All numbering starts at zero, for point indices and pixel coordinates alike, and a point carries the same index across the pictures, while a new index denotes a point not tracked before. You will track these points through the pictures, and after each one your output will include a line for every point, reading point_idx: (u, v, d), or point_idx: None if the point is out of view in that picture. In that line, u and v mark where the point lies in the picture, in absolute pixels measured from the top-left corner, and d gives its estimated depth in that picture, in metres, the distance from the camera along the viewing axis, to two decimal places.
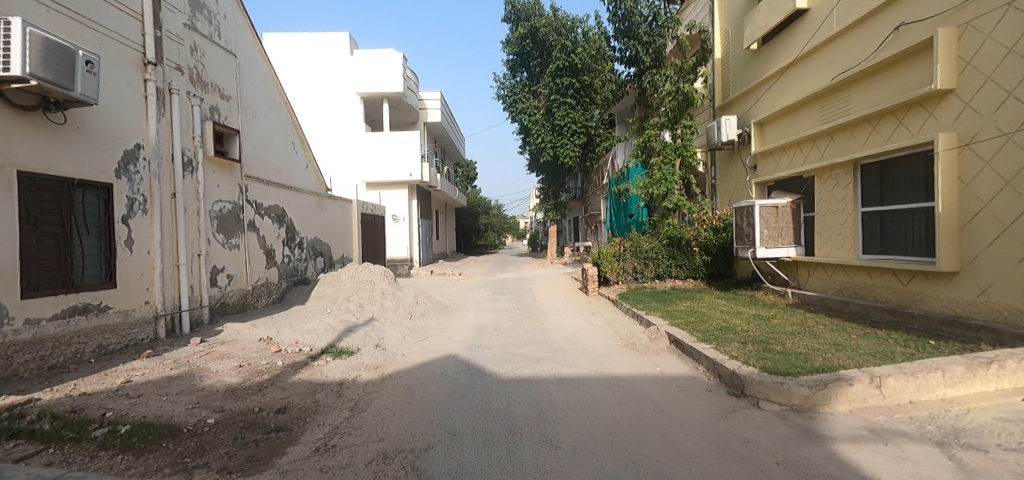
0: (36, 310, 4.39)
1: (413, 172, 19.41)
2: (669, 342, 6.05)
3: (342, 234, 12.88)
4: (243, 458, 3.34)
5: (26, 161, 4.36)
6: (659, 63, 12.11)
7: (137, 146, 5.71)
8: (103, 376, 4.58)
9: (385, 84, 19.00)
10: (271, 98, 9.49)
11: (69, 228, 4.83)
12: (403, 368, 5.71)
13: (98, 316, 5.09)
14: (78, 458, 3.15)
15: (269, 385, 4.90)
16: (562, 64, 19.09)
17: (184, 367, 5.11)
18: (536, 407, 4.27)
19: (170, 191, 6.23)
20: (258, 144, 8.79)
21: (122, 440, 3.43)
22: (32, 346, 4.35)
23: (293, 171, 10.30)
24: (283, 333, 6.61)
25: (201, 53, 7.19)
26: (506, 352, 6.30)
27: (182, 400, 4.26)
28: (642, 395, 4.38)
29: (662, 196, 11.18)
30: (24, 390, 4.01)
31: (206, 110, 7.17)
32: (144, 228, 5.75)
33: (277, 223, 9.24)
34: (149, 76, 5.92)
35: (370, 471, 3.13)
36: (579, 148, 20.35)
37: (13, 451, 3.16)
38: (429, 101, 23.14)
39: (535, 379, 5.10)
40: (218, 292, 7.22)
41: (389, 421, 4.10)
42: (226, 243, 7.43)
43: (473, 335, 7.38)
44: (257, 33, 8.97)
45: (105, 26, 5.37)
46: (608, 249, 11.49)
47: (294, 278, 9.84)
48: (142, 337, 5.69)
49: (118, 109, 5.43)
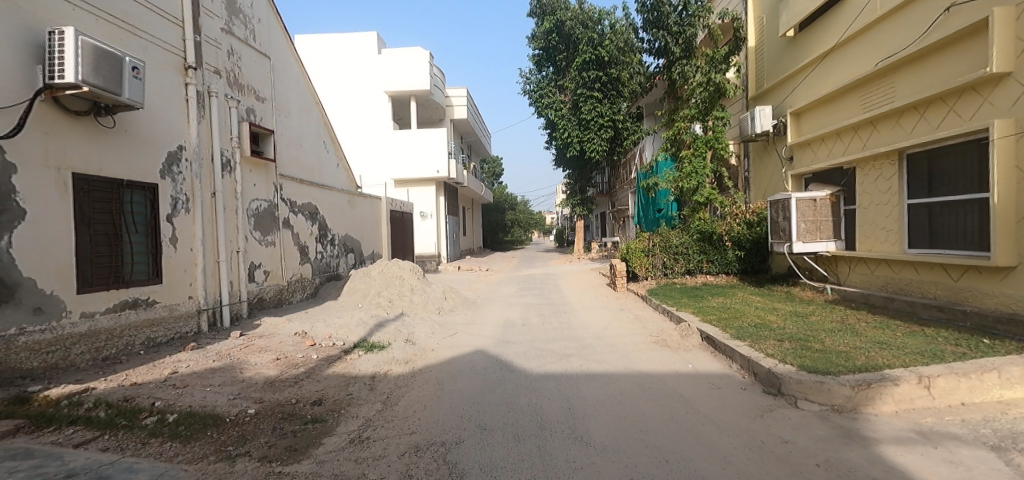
0: (91, 305, 4.66)
1: (440, 169, 19.60)
2: (701, 339, 5.93)
3: (371, 230, 13.12)
4: (282, 448, 3.47)
5: (79, 164, 4.61)
6: (689, 54, 11.65)
7: (179, 148, 5.94)
8: (152, 367, 4.82)
9: (411, 82, 19.19)
10: (304, 98, 9.73)
11: (120, 226, 5.09)
12: (433, 363, 5.79)
13: (147, 310, 5.35)
14: (131, 445, 3.36)
15: (305, 378, 5.06)
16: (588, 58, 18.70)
17: (225, 360, 5.31)
18: (565, 403, 4.26)
19: (210, 190, 6.47)
20: (292, 143, 9.04)
21: (169, 428, 3.61)
22: (88, 338, 4.62)
23: (324, 169, 10.52)
24: (317, 328, 6.80)
25: (237, 56, 7.42)
26: (534, 347, 6.31)
27: (224, 391, 4.44)
28: (674, 393, 4.30)
29: (693, 190, 10.90)
30: (81, 380, 4.26)
31: (242, 111, 7.41)
32: (186, 226, 6.00)
33: (310, 220, 9.49)
34: (190, 80, 6.15)
35: (403, 464, 3.20)
36: (606, 142, 20.09)
37: (73, 437, 3.39)
38: (455, 98, 23.30)
39: (563, 376, 5.08)
40: (256, 287, 7.48)
41: (420, 414, 4.18)
42: (263, 240, 7.70)
43: (500, 330, 7.42)
44: (290, 35, 9.20)
45: (148, 33, 5.60)
46: (637, 244, 11.29)
47: (326, 274, 10.10)
48: (186, 330, 5.95)
49: (162, 112, 5.68)
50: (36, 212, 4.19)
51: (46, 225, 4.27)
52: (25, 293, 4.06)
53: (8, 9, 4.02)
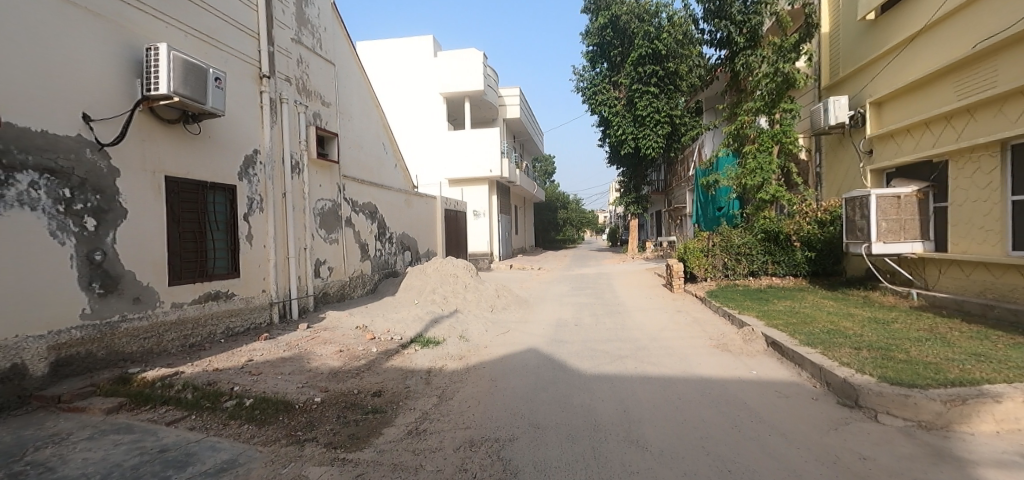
0: (179, 296, 5.13)
1: (492, 168, 19.84)
2: (766, 344, 5.63)
3: (427, 229, 13.51)
4: (346, 436, 3.66)
5: (171, 167, 5.06)
6: (755, 44, 11.05)
7: (255, 151, 6.39)
8: (230, 354, 5.22)
9: (465, 83, 19.53)
10: (365, 102, 10.15)
11: (204, 224, 5.55)
12: (487, 360, 5.87)
13: (227, 301, 5.81)
14: (214, 426, 3.67)
15: (366, 370, 5.29)
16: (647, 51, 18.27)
17: (294, 350, 5.66)
18: (620, 405, 4.18)
19: (281, 191, 6.91)
20: (354, 146, 9.46)
21: (246, 412, 3.91)
22: (178, 326, 5.09)
23: (383, 170, 10.91)
24: (376, 322, 7.09)
25: (306, 64, 7.87)
26: (587, 347, 6.24)
27: (293, 380, 4.74)
28: (737, 400, 4.10)
29: (757, 187, 10.36)
30: (172, 364, 4.70)
31: (310, 116, 7.85)
32: (261, 225, 6.45)
33: (370, 219, 9.90)
34: (264, 88, 6.59)
35: (458, 457, 3.27)
36: (662, 138, 19.51)
37: (165, 416, 3.75)
38: (507, 98, 23.46)
39: (618, 377, 4.98)
40: (321, 282, 7.91)
41: (474, 409, 4.26)
42: (327, 238, 8.13)
43: (553, 329, 7.40)
44: (352, 42, 9.63)
45: (229, 45, 6.06)
46: (695, 244, 10.95)
47: (385, 270, 10.50)
48: (260, 321, 6.39)
49: (240, 119, 6.14)
50: (135, 212, 4.65)
51: (143, 223, 4.73)
52: (127, 284, 4.53)
53: (113, 29, 4.51)
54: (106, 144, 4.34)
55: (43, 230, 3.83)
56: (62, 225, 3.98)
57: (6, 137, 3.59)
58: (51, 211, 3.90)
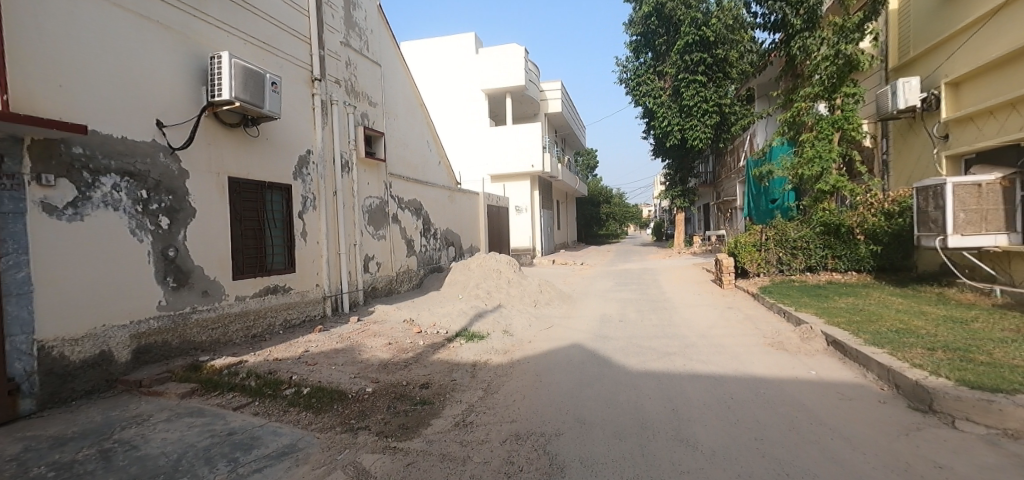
0: (242, 289, 5.46)
1: (534, 163, 19.75)
2: (826, 343, 5.33)
3: (470, 225, 13.68)
4: (396, 425, 3.78)
5: (233, 169, 5.39)
6: (813, 25, 10.24)
7: (307, 152, 6.68)
8: (289, 345, 5.51)
9: (506, 79, 19.55)
10: (410, 101, 10.36)
11: (263, 222, 5.87)
12: (531, 355, 5.88)
13: (284, 295, 6.13)
14: (275, 412, 3.91)
15: (414, 362, 5.43)
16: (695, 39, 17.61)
17: (346, 342, 5.90)
18: (669, 404, 4.08)
19: (332, 189, 7.19)
20: (399, 144, 9.70)
21: (304, 399, 4.12)
22: (241, 318, 5.43)
23: (427, 167, 11.10)
24: (423, 316, 7.27)
25: (354, 67, 8.13)
26: (633, 343, 6.14)
27: (346, 370, 4.94)
28: (794, 401, 3.91)
29: (815, 177, 9.78)
30: (237, 354, 5.02)
31: (358, 116, 8.10)
32: (314, 222, 6.75)
33: (416, 216, 10.13)
34: (316, 91, 6.86)
35: (505, 450, 3.31)
36: (711, 128, 18.77)
37: (232, 401, 4.01)
38: (549, 92, 23.30)
39: (666, 375, 4.87)
40: (370, 277, 8.19)
41: (519, 403, 4.29)
42: (375, 234, 8.40)
43: (597, 325, 7.31)
44: (397, 43, 9.84)
45: (284, 51, 6.36)
46: (746, 238, 10.55)
47: (430, 266, 10.74)
48: (315, 314, 6.70)
49: (294, 121, 6.43)
50: (203, 211, 4.98)
51: (210, 222, 5.06)
52: (196, 278, 4.87)
53: (181, 41, 4.85)
54: (177, 148, 4.69)
55: (125, 229, 4.18)
56: (141, 224, 4.32)
57: (93, 143, 3.95)
58: (131, 211, 4.25)
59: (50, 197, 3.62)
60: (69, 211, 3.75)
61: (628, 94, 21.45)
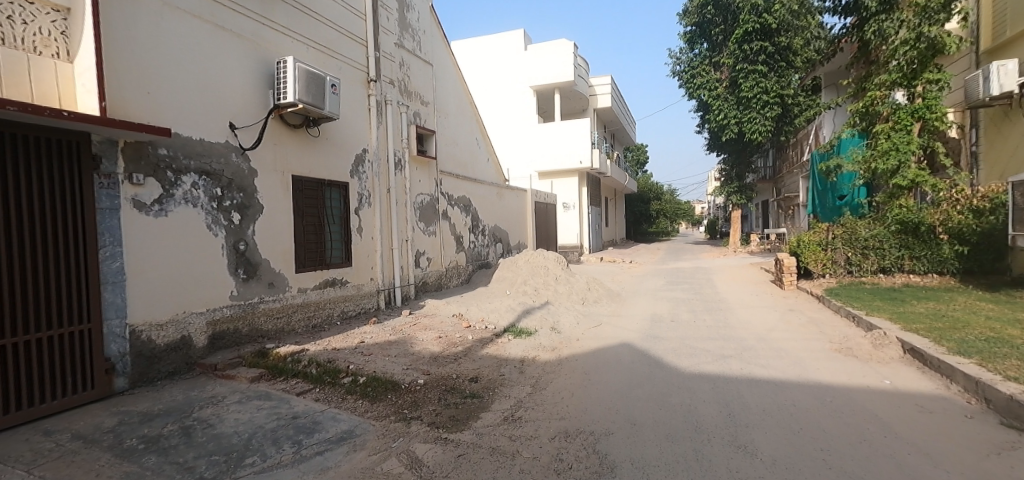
0: (304, 282, 5.77)
1: (582, 159, 19.54)
2: (902, 350, 4.94)
3: (518, 222, 13.74)
4: (447, 417, 3.87)
5: (296, 168, 5.69)
6: (891, 6, 9.64)
7: (363, 150, 6.94)
8: (346, 336, 5.78)
9: (555, 75, 19.42)
10: (460, 99, 10.51)
11: (323, 218, 6.16)
12: (579, 353, 5.84)
13: (341, 288, 6.41)
14: (334, 399, 4.10)
15: (463, 356, 5.53)
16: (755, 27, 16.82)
17: (399, 334, 6.10)
18: (725, 408, 3.92)
19: (386, 186, 7.44)
20: (449, 142, 9.88)
21: (361, 388, 4.30)
22: (303, 308, 5.74)
23: (476, 164, 11.23)
24: (471, 311, 7.39)
25: (407, 67, 8.35)
26: (686, 344, 5.95)
27: (399, 362, 5.11)
28: (865, 411, 3.65)
29: (891, 172, 9.02)
30: (299, 342, 5.31)
31: (411, 116, 8.33)
32: (369, 218, 7.01)
33: (465, 212, 10.30)
34: (371, 91, 7.11)
35: (554, 447, 3.31)
36: (771, 121, 17.80)
37: (296, 386, 4.25)
38: (598, 87, 22.93)
39: (721, 378, 4.69)
40: (421, 272, 8.42)
41: (568, 401, 4.27)
42: (426, 230, 8.62)
43: (648, 324, 7.14)
44: (448, 42, 10.00)
45: (343, 54, 6.63)
46: (810, 237, 9.92)
47: (478, 262, 10.89)
48: (369, 306, 6.97)
49: (351, 122, 6.71)
50: (269, 208, 5.30)
51: (276, 218, 5.38)
52: (263, 270, 5.19)
53: (251, 48, 5.17)
54: (247, 149, 5.01)
55: (202, 224, 4.52)
56: (216, 220, 4.66)
57: (175, 145, 4.29)
58: (208, 208, 4.58)
59: (140, 195, 3.97)
60: (155, 208, 4.11)
61: (681, 87, 20.76)
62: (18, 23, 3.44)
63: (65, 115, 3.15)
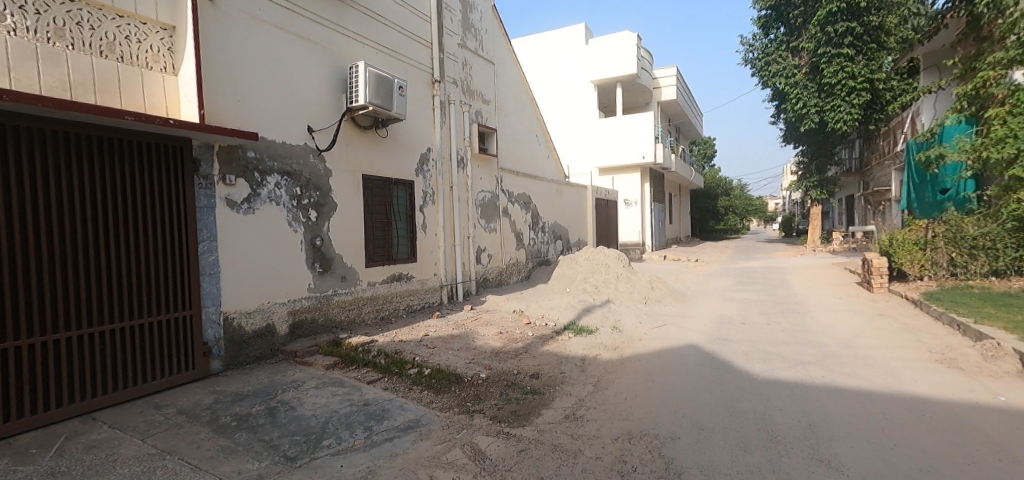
0: (373, 276, 6.06)
1: (645, 154, 18.99)
2: (1018, 365, 4.36)
3: (578, 219, 13.61)
4: (509, 411, 3.92)
5: (366, 167, 5.98)
6: None
7: (428, 149, 7.15)
8: (411, 328, 6.00)
9: (617, 68, 18.95)
10: (520, 96, 10.55)
11: (391, 215, 6.42)
12: (642, 353, 5.68)
13: (407, 282, 6.67)
14: (402, 388, 4.28)
15: (524, 352, 5.57)
16: (840, 7, 15.40)
17: (461, 328, 6.24)
18: (804, 417, 3.66)
19: (449, 184, 7.62)
20: (510, 139, 9.95)
21: (426, 379, 4.45)
22: (372, 301, 6.02)
23: (536, 161, 11.24)
24: (532, 307, 7.42)
25: (470, 66, 8.51)
26: (758, 349, 5.61)
27: (462, 355, 5.24)
28: (972, 431, 3.26)
29: (1005, 163, 7.81)
30: (369, 333, 5.59)
31: (473, 114, 8.48)
32: (433, 215, 7.23)
33: (525, 209, 10.35)
34: (436, 92, 7.32)
35: (617, 448, 3.24)
36: (859, 109, 16.31)
37: (367, 375, 4.48)
38: (663, 79, 22.11)
39: (799, 385, 4.38)
40: (481, 268, 8.57)
41: (632, 402, 4.17)
42: (487, 227, 8.76)
43: (716, 326, 6.82)
44: (509, 40, 10.07)
45: (409, 56, 6.86)
46: (904, 235, 9.00)
47: (538, 259, 10.91)
48: (433, 301, 7.20)
49: (416, 122, 6.94)
50: (342, 205, 5.60)
51: (348, 215, 5.69)
52: (336, 265, 5.50)
53: (327, 55, 5.49)
54: (323, 150, 5.33)
55: (284, 221, 4.87)
56: (296, 217, 5.00)
57: (261, 148, 4.65)
58: (289, 206, 4.93)
59: (232, 194, 4.35)
60: (245, 206, 4.48)
61: (755, 76, 19.65)
62: (133, 42, 3.87)
63: (170, 123, 3.54)
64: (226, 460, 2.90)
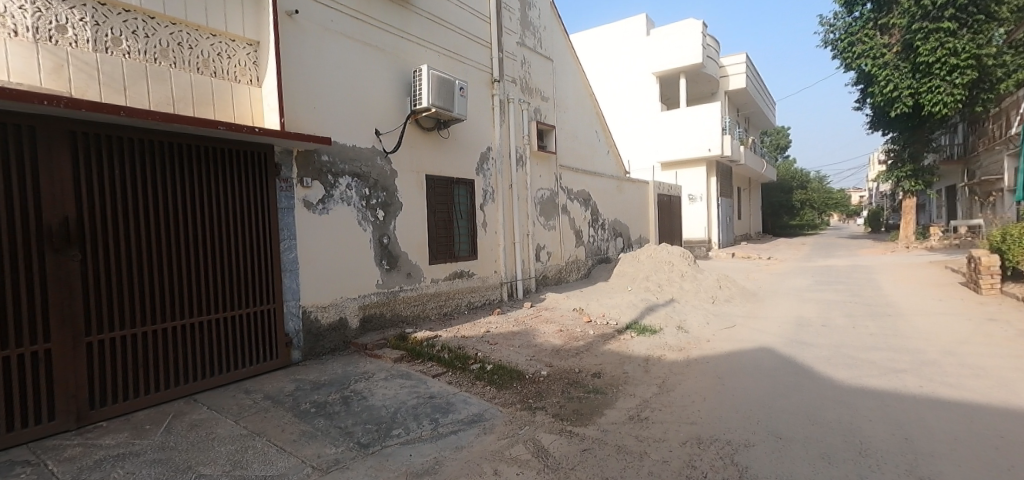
0: (436, 273, 6.24)
1: (712, 146, 18.01)
2: None
3: (639, 215, 13.25)
4: (571, 410, 3.89)
5: (429, 168, 6.16)
6: None
7: (487, 148, 7.25)
8: (473, 325, 6.13)
9: (680, 58, 18.22)
10: (579, 92, 10.43)
11: (453, 214, 6.58)
12: (710, 355, 5.43)
13: (468, 279, 6.81)
14: (465, 383, 4.38)
15: (585, 351, 5.50)
16: None
17: (521, 326, 6.28)
18: (898, 430, 3.33)
19: (508, 182, 7.69)
20: (569, 136, 9.86)
21: (488, 375, 4.52)
22: (436, 298, 6.21)
23: (596, 157, 11.06)
24: (592, 305, 7.31)
25: (528, 64, 8.52)
26: (842, 354, 5.18)
27: (523, 352, 5.27)
28: None
29: None
30: (433, 329, 5.76)
31: (531, 112, 8.49)
32: (492, 213, 7.33)
33: (584, 206, 10.22)
34: (495, 91, 7.40)
35: (685, 453, 3.12)
36: (964, 89, 14.63)
37: (432, 369, 4.63)
38: (731, 67, 20.97)
39: (891, 395, 3.99)
40: (541, 266, 8.58)
41: (700, 405, 4.00)
42: (546, 225, 8.75)
43: (793, 328, 6.37)
44: (568, 35, 9.97)
45: (469, 58, 6.99)
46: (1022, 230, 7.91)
47: (598, 256, 10.74)
48: (494, 298, 7.30)
49: (476, 122, 7.06)
50: (407, 205, 5.82)
51: (413, 214, 5.90)
52: (402, 262, 5.73)
53: (393, 61, 5.71)
54: (389, 152, 5.56)
55: (355, 221, 5.13)
56: (365, 216, 5.25)
57: (334, 152, 4.92)
58: (359, 206, 5.18)
59: (308, 196, 4.65)
60: (320, 207, 4.77)
61: (835, 59, 17.98)
62: (225, 59, 4.24)
63: (255, 131, 3.84)
64: (307, 444, 3.11)
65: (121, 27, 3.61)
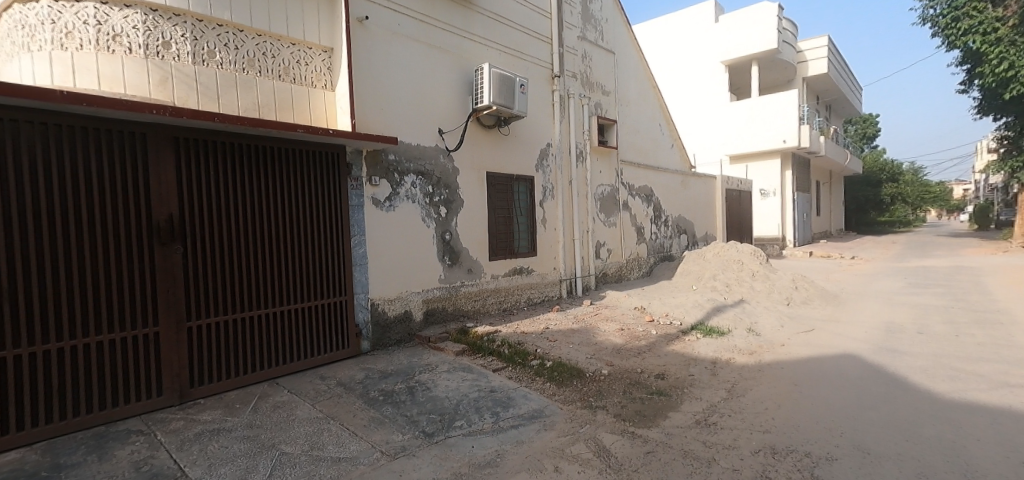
0: (496, 269, 6.32)
1: (787, 138, 16.80)
2: None
3: (705, 212, 12.65)
4: (633, 411, 3.79)
5: (490, 165, 6.24)
6: None
7: (547, 144, 7.23)
8: (533, 321, 6.14)
9: (752, 44, 17.17)
10: (642, 85, 10.12)
11: (513, 211, 6.63)
12: (785, 360, 5.09)
13: (527, 276, 6.83)
14: (525, 379, 4.40)
15: (647, 351, 5.35)
16: None
17: (581, 323, 6.21)
18: (1013, 453, 2.94)
19: (568, 178, 7.62)
20: (631, 130, 9.61)
21: (548, 372, 4.52)
22: (496, 293, 6.29)
23: (659, 151, 10.69)
24: (654, 304, 7.08)
25: (589, 58, 8.39)
26: (941, 364, 4.66)
27: (583, 350, 5.20)
28: None
29: None
30: (494, 324, 5.85)
31: (592, 107, 8.35)
32: (552, 210, 7.30)
33: (646, 202, 9.92)
34: (556, 87, 7.35)
35: (758, 463, 2.95)
36: None
37: (492, 363, 4.69)
38: (810, 51, 19.49)
39: (1004, 412, 3.54)
40: (600, 263, 8.44)
41: (774, 413, 3.75)
42: (606, 221, 8.58)
43: (881, 335, 5.82)
44: (631, 27, 9.70)
45: (529, 54, 6.99)
46: None
47: (660, 254, 10.39)
48: (552, 294, 7.29)
49: (536, 118, 7.05)
50: (469, 202, 5.93)
51: (474, 211, 6.01)
52: (464, 258, 5.85)
53: (456, 61, 5.84)
54: (452, 150, 5.69)
55: (419, 218, 5.30)
56: (429, 213, 5.41)
57: (400, 151, 5.11)
58: (423, 203, 5.35)
59: (377, 194, 4.86)
60: (387, 204, 4.97)
61: (936, 37, 16.28)
62: (303, 66, 4.52)
63: (329, 133, 4.07)
64: (376, 430, 3.26)
65: (215, 40, 3.95)
